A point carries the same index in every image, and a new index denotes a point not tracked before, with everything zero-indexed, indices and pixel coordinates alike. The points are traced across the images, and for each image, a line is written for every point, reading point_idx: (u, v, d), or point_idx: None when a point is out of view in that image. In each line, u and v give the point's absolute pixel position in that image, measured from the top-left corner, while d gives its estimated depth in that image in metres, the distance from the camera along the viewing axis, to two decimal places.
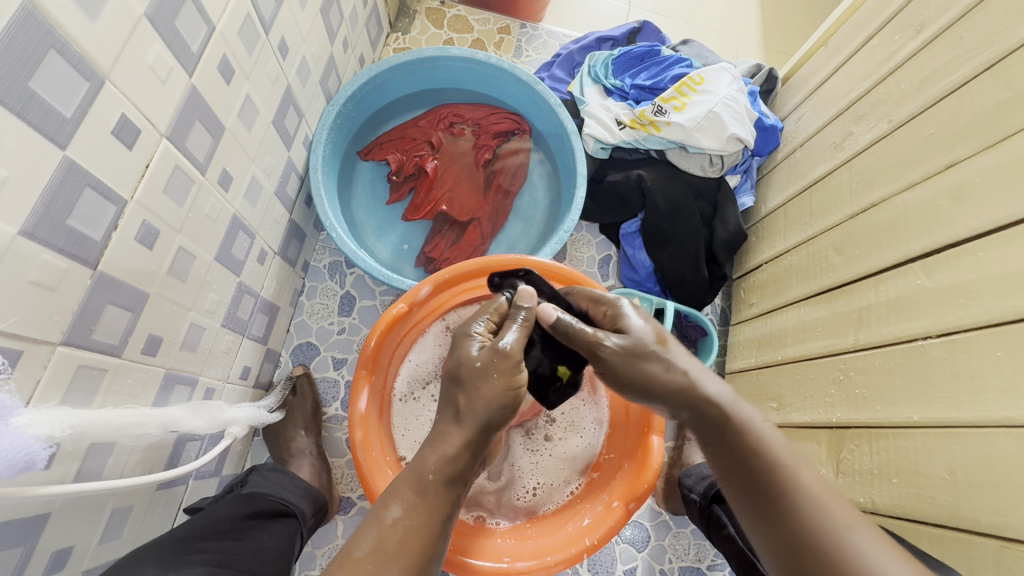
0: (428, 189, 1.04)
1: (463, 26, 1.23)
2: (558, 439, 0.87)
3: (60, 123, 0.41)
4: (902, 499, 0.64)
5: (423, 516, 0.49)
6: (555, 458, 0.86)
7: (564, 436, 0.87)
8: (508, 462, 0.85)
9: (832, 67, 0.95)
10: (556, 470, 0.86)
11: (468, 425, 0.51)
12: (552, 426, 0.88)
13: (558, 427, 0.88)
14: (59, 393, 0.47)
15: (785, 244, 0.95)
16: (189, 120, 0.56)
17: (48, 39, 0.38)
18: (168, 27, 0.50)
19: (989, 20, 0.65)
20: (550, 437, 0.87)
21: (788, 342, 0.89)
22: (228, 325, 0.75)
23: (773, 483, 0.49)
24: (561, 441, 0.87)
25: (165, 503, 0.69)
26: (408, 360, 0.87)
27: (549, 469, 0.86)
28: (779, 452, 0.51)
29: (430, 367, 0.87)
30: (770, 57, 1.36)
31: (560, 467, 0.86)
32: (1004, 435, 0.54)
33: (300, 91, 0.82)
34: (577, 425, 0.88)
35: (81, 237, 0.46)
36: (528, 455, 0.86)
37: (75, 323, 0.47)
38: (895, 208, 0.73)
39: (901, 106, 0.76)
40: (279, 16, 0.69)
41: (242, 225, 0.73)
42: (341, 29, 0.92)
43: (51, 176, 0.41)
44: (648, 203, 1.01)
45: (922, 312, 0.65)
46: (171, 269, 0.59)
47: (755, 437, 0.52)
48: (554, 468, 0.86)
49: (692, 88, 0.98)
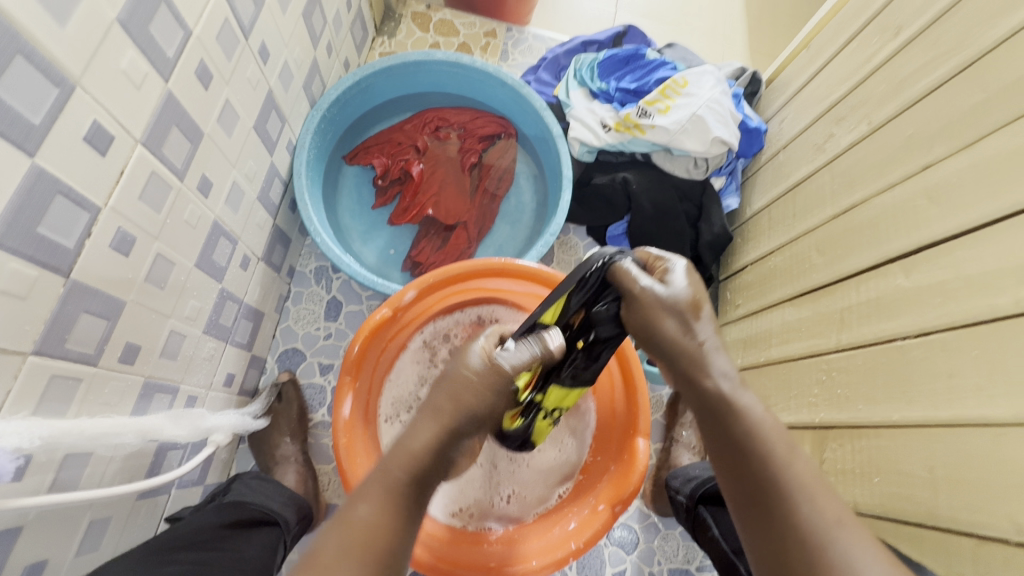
0: (414, 193, 1.03)
1: (449, 30, 1.23)
2: (536, 451, 0.85)
3: (28, 130, 0.41)
4: (883, 499, 0.65)
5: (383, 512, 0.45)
6: (533, 470, 0.85)
7: (543, 448, 0.86)
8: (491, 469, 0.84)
9: (815, 69, 0.96)
10: (541, 479, 0.85)
11: None
12: None
13: None
14: (31, 403, 0.46)
15: (770, 245, 0.96)
16: (166, 125, 0.55)
17: (14, 45, 0.38)
18: (142, 32, 0.49)
19: (963, 23, 0.66)
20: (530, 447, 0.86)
21: (773, 343, 0.90)
22: (211, 331, 0.75)
23: (767, 475, 0.45)
24: (539, 454, 0.85)
25: (146, 513, 0.68)
26: (390, 380, 0.85)
27: (528, 479, 0.85)
28: (775, 446, 0.46)
29: (411, 388, 0.85)
30: (755, 60, 1.37)
31: (544, 476, 0.85)
32: (981, 434, 0.54)
33: (283, 95, 0.82)
34: (558, 438, 0.87)
35: (53, 245, 0.45)
36: (506, 466, 0.85)
37: (47, 332, 0.46)
38: (874, 209, 0.73)
39: (880, 108, 0.77)
40: (259, 20, 0.68)
41: (224, 231, 0.72)
42: (324, 33, 0.91)
43: (20, 184, 0.41)
44: (634, 206, 1.02)
45: (901, 312, 0.66)
46: (148, 277, 0.58)
47: (753, 426, 0.47)
48: (534, 480, 0.85)
49: (676, 91, 0.98)
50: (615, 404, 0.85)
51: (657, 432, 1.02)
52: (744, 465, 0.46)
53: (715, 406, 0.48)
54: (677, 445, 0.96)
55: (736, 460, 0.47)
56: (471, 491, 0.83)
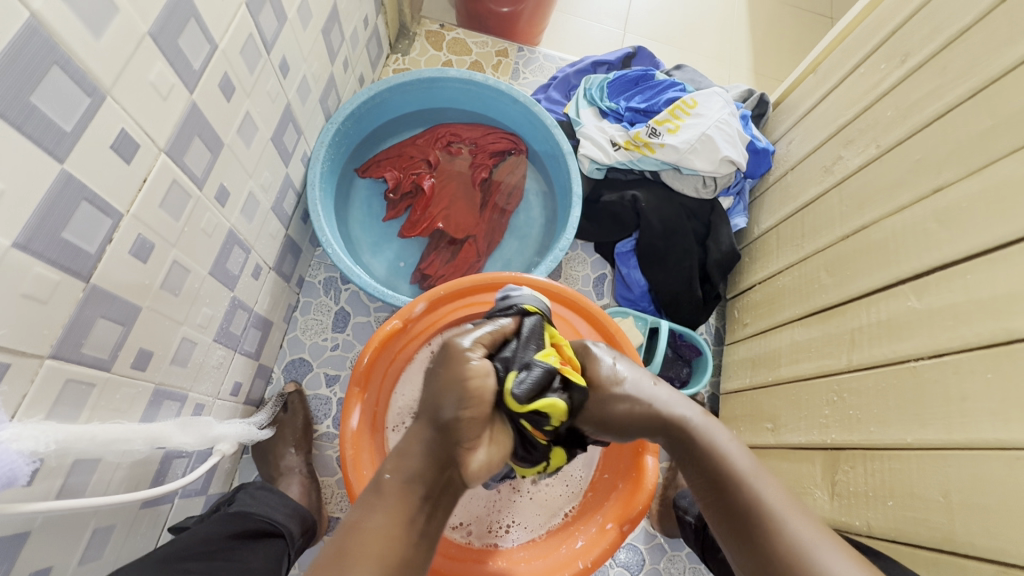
0: (424, 207, 1.04)
1: (461, 49, 1.26)
2: (544, 484, 0.84)
3: (59, 136, 0.41)
4: (896, 522, 0.64)
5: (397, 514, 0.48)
6: (537, 501, 0.83)
7: (551, 482, 0.84)
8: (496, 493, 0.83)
9: (821, 93, 0.98)
10: (547, 507, 0.83)
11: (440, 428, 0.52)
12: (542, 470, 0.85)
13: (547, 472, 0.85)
14: (45, 407, 0.46)
15: (777, 265, 0.97)
16: (189, 135, 0.56)
17: (51, 56, 0.39)
18: (171, 45, 0.50)
19: (971, 51, 0.67)
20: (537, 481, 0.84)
21: (782, 362, 0.90)
22: (220, 340, 0.75)
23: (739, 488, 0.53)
24: (545, 487, 0.84)
25: (149, 522, 0.67)
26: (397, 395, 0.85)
27: (533, 506, 0.83)
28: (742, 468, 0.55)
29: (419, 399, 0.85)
30: (760, 83, 1.40)
31: (548, 501, 0.83)
32: (996, 458, 0.53)
33: (300, 109, 0.84)
34: (567, 472, 0.85)
35: (75, 250, 0.45)
36: (510, 492, 0.84)
37: (65, 336, 0.47)
38: (883, 231, 0.74)
39: (888, 132, 0.78)
40: (280, 36, 0.70)
41: (238, 240, 0.73)
42: (341, 49, 0.93)
43: (48, 190, 0.42)
44: (643, 224, 1.03)
45: (913, 333, 0.66)
46: (164, 283, 0.58)
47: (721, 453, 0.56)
48: (537, 508, 0.83)
49: (685, 111, 0.99)
50: None
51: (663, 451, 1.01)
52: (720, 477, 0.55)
53: (687, 428, 0.58)
54: None
55: (708, 472, 0.56)
56: (473, 508, 0.82)
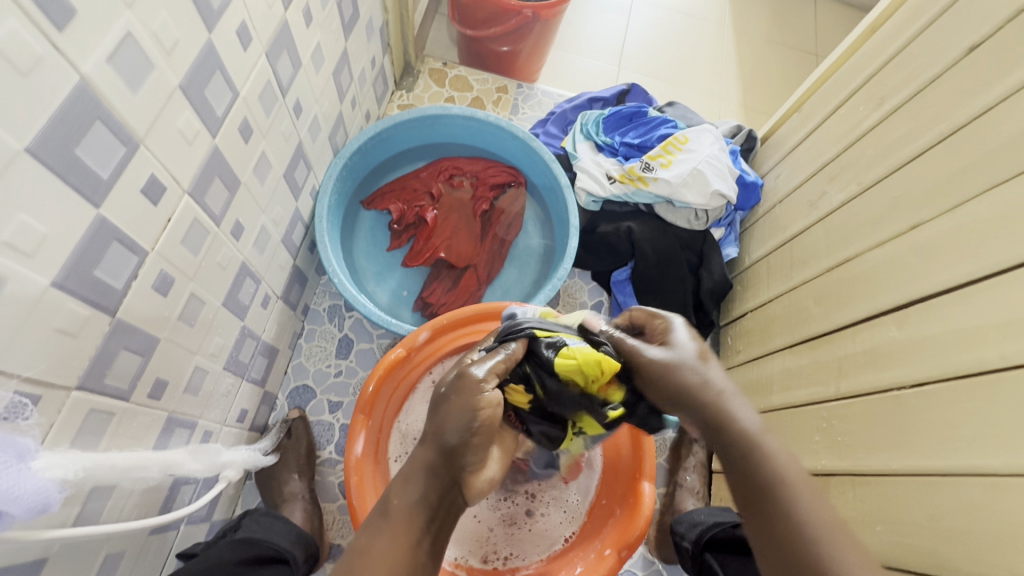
0: (427, 237, 1.08)
1: (463, 85, 1.32)
2: (540, 514, 0.86)
3: (96, 184, 0.45)
4: (885, 547, 0.66)
5: (397, 535, 0.50)
6: (535, 533, 0.85)
7: (546, 511, 0.86)
8: (494, 528, 0.85)
9: (806, 130, 1.03)
10: (546, 539, 0.84)
11: (444, 455, 0.54)
12: (535, 501, 0.87)
13: (541, 501, 0.87)
14: (70, 436, 0.48)
15: (768, 294, 1.00)
16: (210, 176, 0.60)
17: (95, 111, 0.42)
18: (198, 95, 0.54)
19: (941, 99, 0.72)
20: (533, 512, 0.86)
21: (774, 390, 0.92)
22: (229, 368, 0.77)
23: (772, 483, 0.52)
24: (542, 517, 0.86)
25: (156, 549, 0.69)
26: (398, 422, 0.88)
27: (532, 539, 0.84)
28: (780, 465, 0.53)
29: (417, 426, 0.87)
30: (749, 117, 1.46)
31: (546, 533, 0.85)
32: (977, 484, 0.56)
33: (310, 146, 0.88)
34: (561, 499, 0.87)
35: (104, 287, 0.48)
36: (505, 528, 0.85)
37: (91, 368, 0.49)
38: (867, 263, 0.78)
39: (868, 170, 0.83)
40: (295, 80, 0.74)
41: (250, 272, 0.76)
42: (350, 89, 0.98)
43: (84, 233, 0.45)
44: (637, 253, 1.06)
45: (897, 363, 0.69)
46: (182, 315, 0.61)
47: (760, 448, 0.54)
48: (535, 540, 0.84)
49: (677, 147, 1.05)
50: (620, 446, 0.86)
51: (660, 476, 1.03)
52: (773, 480, 0.53)
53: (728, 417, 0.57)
54: (680, 490, 0.97)
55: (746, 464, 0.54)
56: (471, 544, 0.83)
